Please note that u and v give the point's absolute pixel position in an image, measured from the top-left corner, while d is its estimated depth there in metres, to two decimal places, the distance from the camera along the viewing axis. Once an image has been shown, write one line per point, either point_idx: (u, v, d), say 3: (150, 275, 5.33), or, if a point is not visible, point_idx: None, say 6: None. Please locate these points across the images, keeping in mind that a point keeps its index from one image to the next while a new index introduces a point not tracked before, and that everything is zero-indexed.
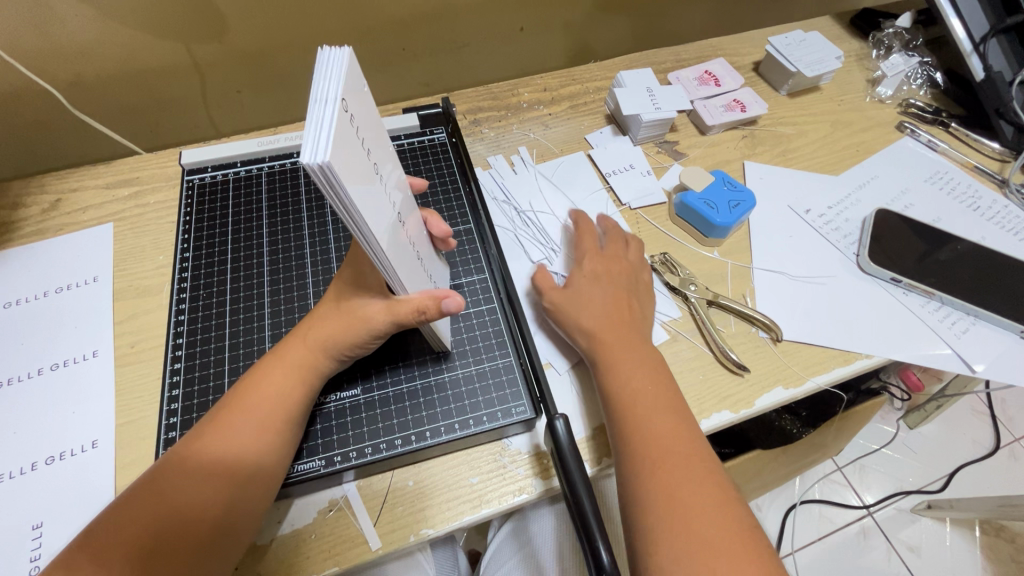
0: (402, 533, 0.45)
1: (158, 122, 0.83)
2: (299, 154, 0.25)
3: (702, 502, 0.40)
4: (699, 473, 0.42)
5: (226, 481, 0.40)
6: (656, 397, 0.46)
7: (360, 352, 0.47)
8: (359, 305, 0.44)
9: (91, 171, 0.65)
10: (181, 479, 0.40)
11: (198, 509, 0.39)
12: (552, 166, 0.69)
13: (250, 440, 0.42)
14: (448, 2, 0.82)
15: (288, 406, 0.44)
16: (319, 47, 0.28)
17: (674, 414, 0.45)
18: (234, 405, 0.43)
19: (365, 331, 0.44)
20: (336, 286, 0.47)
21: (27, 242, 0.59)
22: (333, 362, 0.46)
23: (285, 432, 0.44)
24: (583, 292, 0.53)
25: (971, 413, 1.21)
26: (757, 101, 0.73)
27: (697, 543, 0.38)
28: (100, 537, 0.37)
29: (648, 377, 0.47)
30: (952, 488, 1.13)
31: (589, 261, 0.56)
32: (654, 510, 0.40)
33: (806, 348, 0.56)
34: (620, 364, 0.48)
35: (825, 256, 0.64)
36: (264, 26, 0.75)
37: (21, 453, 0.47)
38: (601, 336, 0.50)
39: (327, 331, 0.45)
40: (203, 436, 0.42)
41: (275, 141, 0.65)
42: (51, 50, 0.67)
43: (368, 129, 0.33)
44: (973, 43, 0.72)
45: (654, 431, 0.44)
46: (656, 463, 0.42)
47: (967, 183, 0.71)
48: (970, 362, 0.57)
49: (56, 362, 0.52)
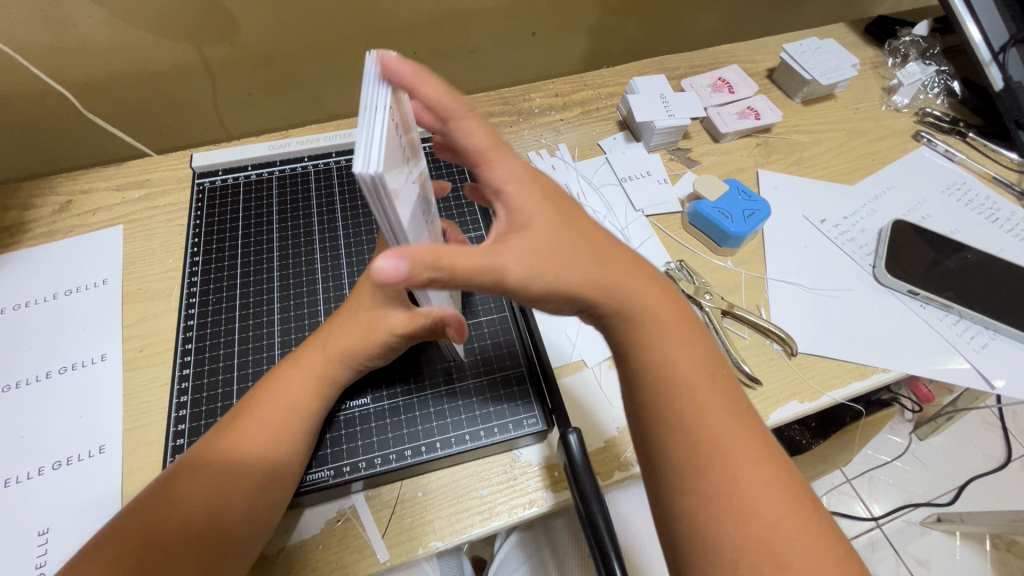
0: (411, 545, 0.44)
1: (168, 123, 0.83)
2: (352, 163, 0.26)
3: (759, 486, 0.34)
4: (753, 453, 0.35)
5: (232, 493, 0.39)
6: (689, 365, 0.37)
7: (374, 364, 0.46)
8: (377, 315, 0.44)
9: (102, 173, 0.65)
10: (190, 485, 0.39)
11: (206, 517, 0.38)
12: (591, 163, 0.69)
13: (259, 451, 0.41)
14: (460, 6, 0.82)
15: (301, 416, 0.43)
16: (365, 55, 0.29)
17: (714, 381, 0.37)
18: (247, 412, 0.43)
19: (379, 343, 0.44)
20: (357, 294, 0.47)
21: (37, 244, 0.59)
22: (347, 372, 0.46)
23: (295, 443, 0.43)
24: (535, 211, 0.36)
25: (982, 425, 1.20)
26: (771, 108, 0.72)
27: (759, 541, 0.32)
28: (108, 545, 0.36)
29: (682, 340, 0.37)
30: (963, 501, 1.11)
31: (499, 152, 0.37)
32: (710, 510, 0.33)
33: (822, 361, 0.55)
34: (640, 331, 0.37)
35: (840, 267, 0.63)
36: (276, 28, 0.75)
37: (28, 458, 0.47)
38: (597, 280, 0.35)
39: (344, 340, 0.45)
40: (216, 440, 0.41)
41: (286, 145, 0.65)
42: (64, 51, 0.67)
43: (405, 134, 0.34)
44: (992, 52, 0.72)
45: (698, 404, 0.35)
46: (699, 449, 0.34)
47: (985, 194, 0.70)
48: (990, 377, 0.56)
49: (65, 365, 0.52)
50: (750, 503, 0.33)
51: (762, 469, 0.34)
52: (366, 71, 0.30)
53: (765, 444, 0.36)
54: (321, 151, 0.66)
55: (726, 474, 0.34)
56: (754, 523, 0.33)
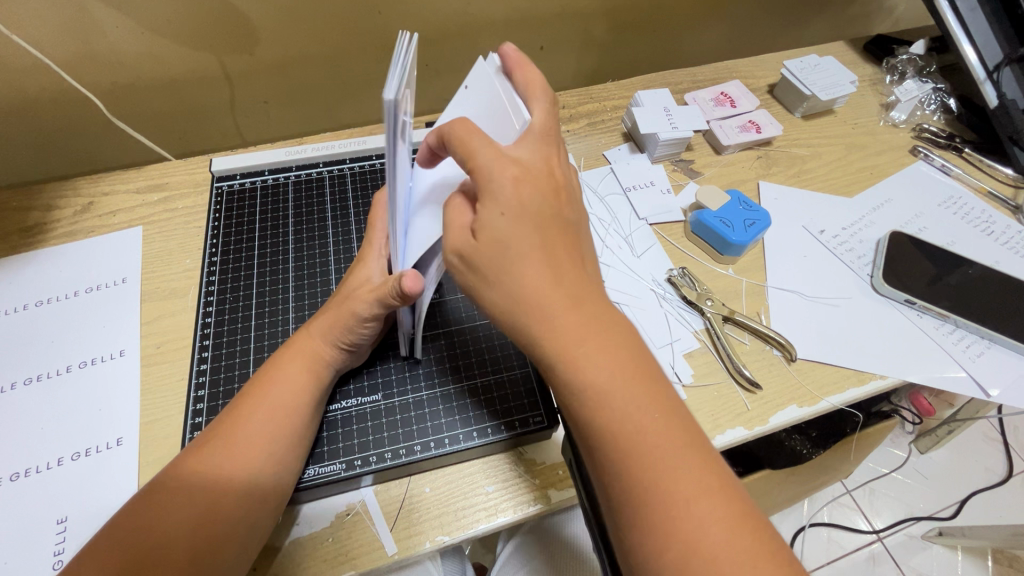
0: (418, 540, 0.46)
1: (185, 131, 0.85)
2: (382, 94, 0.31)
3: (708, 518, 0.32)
4: (701, 478, 0.34)
5: (223, 487, 0.40)
6: (631, 392, 0.35)
7: (361, 344, 0.48)
8: (354, 293, 0.47)
9: (123, 176, 0.67)
10: (187, 481, 0.40)
11: (198, 513, 0.39)
12: (597, 172, 0.71)
13: (251, 443, 0.42)
14: (471, 20, 0.85)
15: (291, 405, 0.44)
16: (403, 31, 0.35)
17: (642, 384, 0.36)
18: (243, 407, 0.44)
19: (351, 317, 0.46)
20: (342, 284, 0.50)
21: (60, 244, 0.61)
22: (337, 355, 0.47)
23: (285, 434, 0.43)
24: (507, 226, 0.36)
25: (983, 439, 1.20)
26: (771, 122, 0.75)
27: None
28: (106, 545, 0.37)
29: (606, 346, 0.36)
30: (964, 516, 1.11)
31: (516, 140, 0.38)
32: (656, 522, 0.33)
33: (821, 367, 0.57)
34: (576, 362, 0.35)
35: (838, 277, 0.64)
36: (293, 39, 0.78)
37: (48, 449, 0.48)
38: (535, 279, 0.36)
39: (325, 321, 0.47)
40: (211, 438, 0.42)
41: (303, 151, 0.68)
42: (89, 58, 0.70)
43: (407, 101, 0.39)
44: (987, 71, 0.74)
45: (630, 413, 0.35)
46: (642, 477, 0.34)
47: (980, 208, 0.72)
48: (985, 386, 0.57)
49: (84, 361, 0.53)
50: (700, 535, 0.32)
51: (713, 501, 0.33)
52: (399, 41, 0.36)
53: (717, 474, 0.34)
54: (336, 157, 0.68)
55: (671, 500, 0.33)
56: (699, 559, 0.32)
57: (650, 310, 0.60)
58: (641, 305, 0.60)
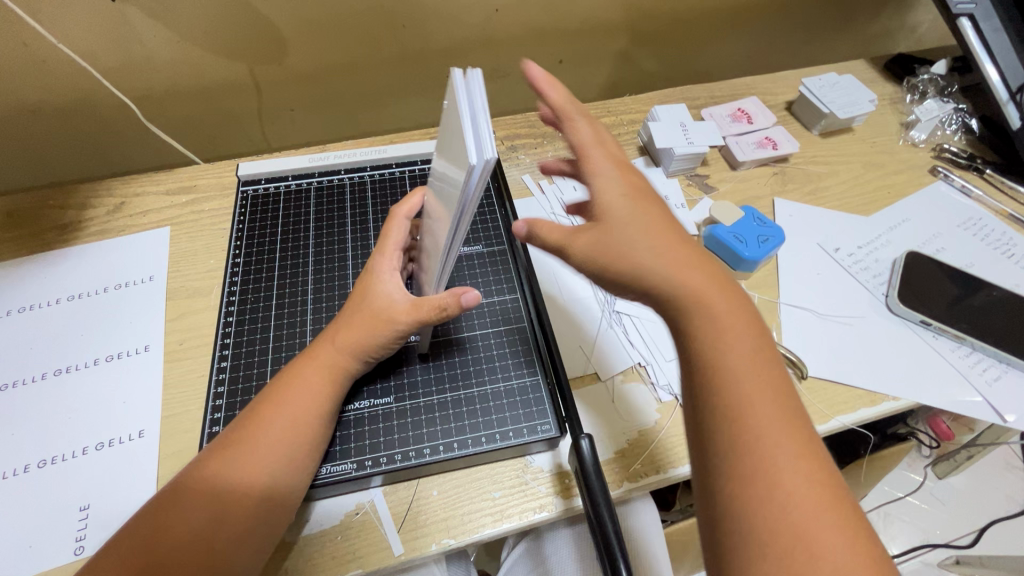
0: (423, 541, 0.46)
1: (214, 136, 0.89)
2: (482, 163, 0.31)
3: (804, 490, 0.32)
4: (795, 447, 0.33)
5: (239, 493, 0.41)
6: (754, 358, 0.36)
7: (383, 355, 0.49)
8: (380, 308, 0.47)
9: (153, 178, 0.69)
10: (206, 484, 0.41)
11: (213, 518, 0.40)
12: None
13: (272, 451, 0.43)
14: (492, 33, 0.87)
15: (311, 414, 0.45)
16: (457, 72, 0.34)
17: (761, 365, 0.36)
18: (262, 411, 0.45)
19: (386, 333, 0.47)
20: (359, 295, 0.49)
21: (92, 241, 0.64)
22: (359, 364, 0.48)
23: (305, 442, 0.44)
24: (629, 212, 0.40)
25: (1004, 467, 1.17)
26: (788, 139, 0.75)
27: (797, 548, 0.30)
28: (129, 541, 0.39)
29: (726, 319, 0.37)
30: (983, 545, 1.08)
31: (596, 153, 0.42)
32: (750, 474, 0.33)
33: (833, 386, 0.57)
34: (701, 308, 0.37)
35: (854, 295, 0.64)
36: (321, 49, 0.80)
37: (73, 438, 0.50)
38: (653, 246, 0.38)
39: (352, 333, 0.47)
40: (230, 441, 0.43)
41: (326, 158, 0.70)
42: (128, 66, 0.73)
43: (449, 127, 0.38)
44: (1010, 92, 0.73)
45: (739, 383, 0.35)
46: (752, 432, 0.33)
47: (1001, 230, 0.71)
48: (1001, 411, 0.56)
49: (111, 354, 0.55)
50: (803, 512, 0.31)
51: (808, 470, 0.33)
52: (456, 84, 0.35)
53: (833, 479, 0.33)
54: (357, 164, 0.70)
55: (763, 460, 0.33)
56: (789, 509, 0.31)
57: (661, 322, 0.60)
58: (650, 320, 0.60)
